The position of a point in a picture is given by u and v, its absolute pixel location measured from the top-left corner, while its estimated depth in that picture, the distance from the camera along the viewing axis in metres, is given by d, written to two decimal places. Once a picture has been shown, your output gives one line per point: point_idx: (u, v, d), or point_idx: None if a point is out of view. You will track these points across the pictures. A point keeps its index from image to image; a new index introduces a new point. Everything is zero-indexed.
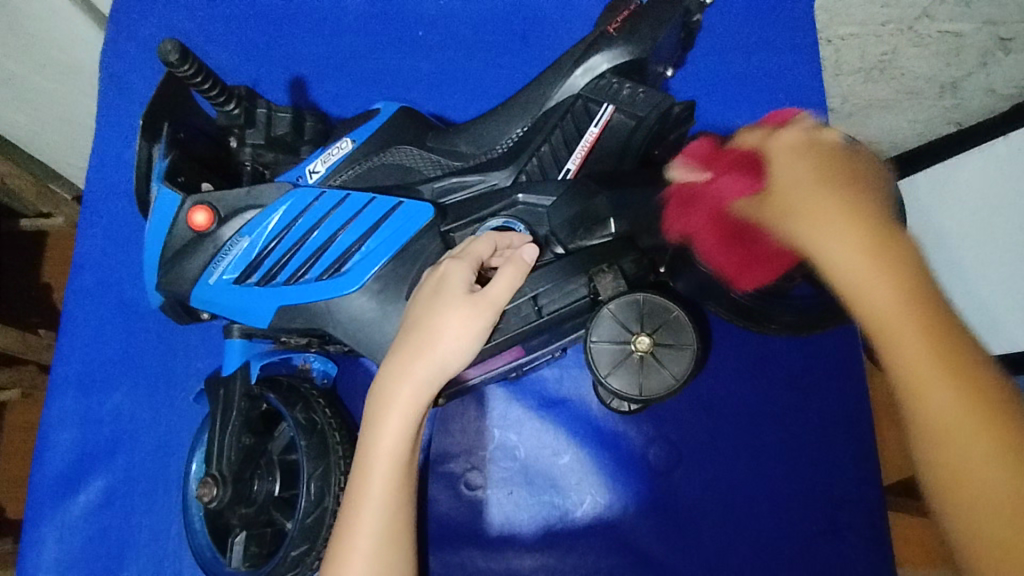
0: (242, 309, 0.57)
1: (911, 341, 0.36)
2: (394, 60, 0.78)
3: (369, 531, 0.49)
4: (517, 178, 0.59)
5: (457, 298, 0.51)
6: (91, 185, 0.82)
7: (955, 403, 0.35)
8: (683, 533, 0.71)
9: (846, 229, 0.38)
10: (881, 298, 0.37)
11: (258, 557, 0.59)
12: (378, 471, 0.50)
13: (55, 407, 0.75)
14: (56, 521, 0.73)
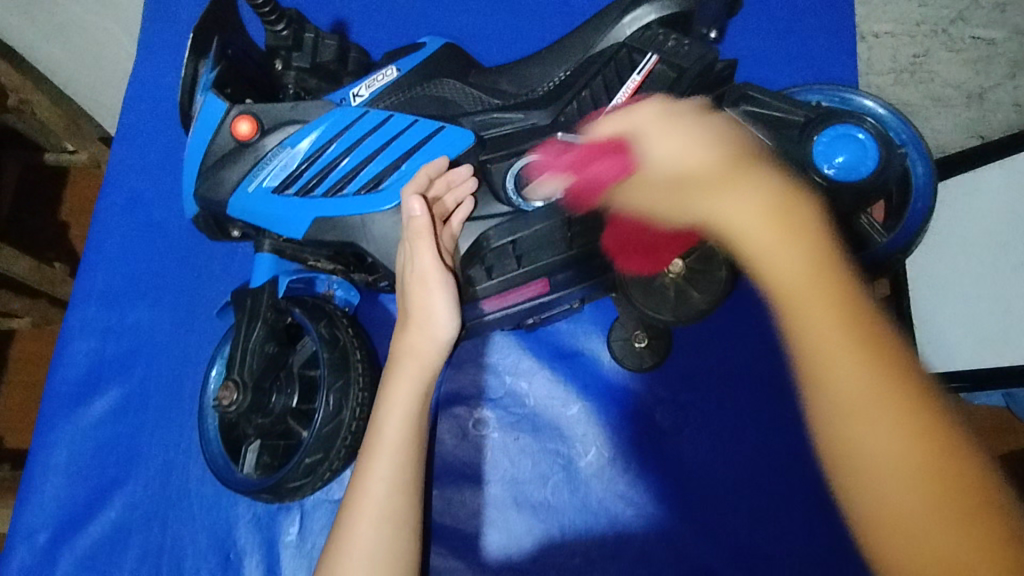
0: (278, 220, 0.58)
1: (828, 326, 0.40)
2: (435, 12, 0.79)
3: (382, 482, 0.53)
4: (556, 120, 0.60)
5: (431, 279, 0.54)
6: (129, 110, 0.84)
7: (874, 384, 0.39)
8: (684, 493, 0.72)
9: (750, 193, 0.44)
10: (742, 204, 0.44)
11: (269, 466, 0.61)
12: (392, 421, 0.54)
13: (76, 316, 0.77)
14: (70, 425, 0.74)
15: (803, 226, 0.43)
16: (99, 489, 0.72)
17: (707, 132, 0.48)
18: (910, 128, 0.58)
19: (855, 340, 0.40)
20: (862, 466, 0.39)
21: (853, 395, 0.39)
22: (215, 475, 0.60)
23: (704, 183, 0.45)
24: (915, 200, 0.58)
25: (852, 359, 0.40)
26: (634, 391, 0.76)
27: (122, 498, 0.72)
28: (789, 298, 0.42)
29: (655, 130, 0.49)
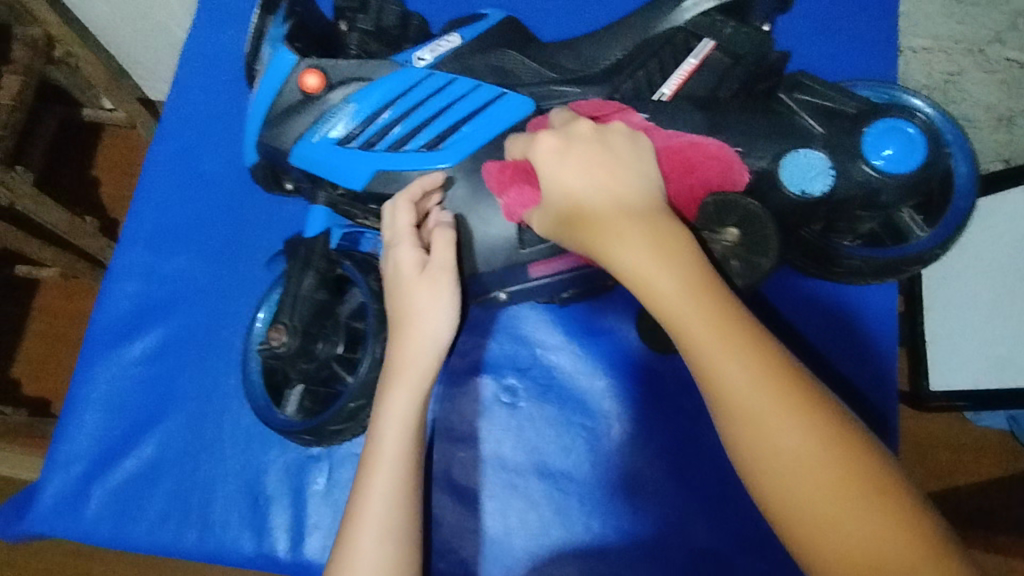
0: (338, 170, 0.59)
1: (728, 362, 0.41)
2: None
3: (380, 498, 0.54)
4: (610, 97, 0.62)
5: (416, 278, 0.58)
6: (182, 60, 0.86)
7: (752, 378, 0.41)
8: (699, 476, 0.74)
9: (636, 223, 0.46)
10: (633, 258, 0.46)
11: (310, 411, 0.63)
12: (391, 436, 0.56)
13: (122, 257, 0.79)
14: (111, 362, 0.76)
15: (693, 270, 0.44)
16: (132, 425, 0.74)
17: (609, 167, 0.50)
18: (956, 128, 0.58)
19: (754, 362, 0.41)
20: (770, 460, 0.40)
21: (763, 405, 0.40)
22: (257, 414, 0.63)
23: (582, 226, 0.49)
24: (956, 200, 0.59)
25: (740, 376, 0.41)
26: (658, 373, 0.77)
27: (156, 436, 0.74)
28: (690, 342, 0.42)
29: (572, 177, 0.50)
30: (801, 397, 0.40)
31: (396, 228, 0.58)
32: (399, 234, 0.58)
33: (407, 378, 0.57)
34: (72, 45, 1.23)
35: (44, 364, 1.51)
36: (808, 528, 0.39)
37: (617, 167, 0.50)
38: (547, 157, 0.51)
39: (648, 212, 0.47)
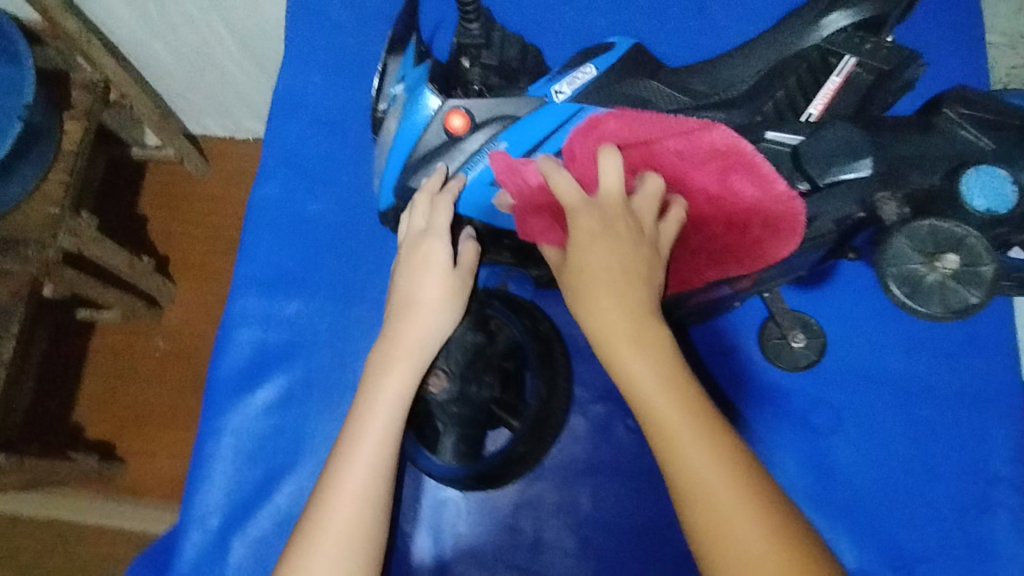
0: (498, 210, 0.62)
1: (692, 444, 0.46)
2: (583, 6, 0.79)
3: (365, 466, 0.55)
4: (753, 119, 0.61)
5: (442, 273, 0.61)
6: (275, 103, 0.85)
7: (711, 455, 0.46)
8: (834, 488, 0.74)
9: (617, 295, 0.50)
10: (634, 366, 0.49)
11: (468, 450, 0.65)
12: (383, 408, 0.57)
13: (238, 305, 0.79)
14: (238, 412, 0.76)
15: (676, 377, 0.48)
16: (267, 473, 0.75)
17: (626, 256, 0.51)
18: None
19: (725, 469, 0.46)
20: (722, 539, 0.45)
21: (724, 511, 0.45)
22: (414, 460, 0.65)
23: (604, 322, 0.50)
24: None
25: (704, 456, 0.46)
26: (785, 390, 0.77)
27: (291, 483, 0.74)
28: (669, 453, 0.46)
29: (585, 269, 0.52)
30: (749, 480, 0.46)
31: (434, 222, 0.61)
32: (436, 225, 0.61)
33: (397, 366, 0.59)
34: (127, 86, 1.26)
35: (106, 406, 1.45)
36: None
37: (626, 256, 0.51)
38: (586, 247, 0.52)
39: (635, 290, 0.51)
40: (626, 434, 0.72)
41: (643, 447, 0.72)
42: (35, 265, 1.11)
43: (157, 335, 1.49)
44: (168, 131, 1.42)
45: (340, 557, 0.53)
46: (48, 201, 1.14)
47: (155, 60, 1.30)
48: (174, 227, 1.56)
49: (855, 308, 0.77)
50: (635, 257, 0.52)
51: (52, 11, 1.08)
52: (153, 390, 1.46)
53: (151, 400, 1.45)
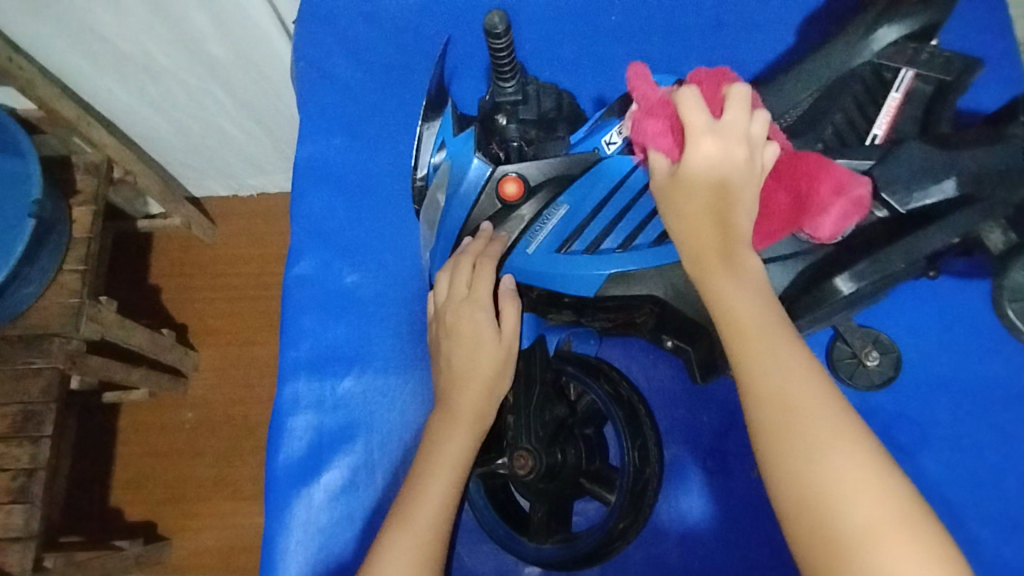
0: (566, 278, 0.57)
1: (835, 455, 0.40)
2: (604, 44, 0.77)
3: (420, 535, 0.52)
4: (817, 147, 0.59)
5: (494, 343, 0.58)
6: (299, 177, 0.84)
7: (857, 467, 0.40)
8: (939, 507, 0.70)
9: (728, 257, 0.46)
10: (754, 366, 0.44)
11: (558, 532, 0.60)
12: (440, 474, 0.55)
13: (288, 391, 0.77)
14: (303, 502, 0.74)
15: (787, 338, 0.44)
16: (339, 564, 0.72)
17: (720, 184, 0.48)
18: None
19: (835, 441, 0.41)
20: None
21: (834, 496, 0.40)
22: (505, 546, 0.61)
23: (702, 258, 0.48)
24: None
25: (848, 471, 0.40)
26: (867, 409, 0.73)
27: None
28: (774, 420, 0.42)
29: (677, 193, 0.49)
30: (905, 504, 0.39)
31: (477, 290, 0.57)
32: (477, 295, 0.57)
33: (459, 434, 0.56)
34: (131, 162, 1.15)
35: (142, 487, 1.30)
36: None
37: (725, 195, 0.48)
38: (686, 176, 0.49)
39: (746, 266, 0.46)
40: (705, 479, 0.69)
41: (722, 493, 0.68)
42: (60, 358, 1.03)
43: (186, 407, 1.33)
44: (174, 201, 1.26)
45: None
46: (66, 291, 1.05)
47: (157, 135, 1.19)
48: (190, 293, 1.37)
49: (920, 313, 0.75)
50: (733, 195, 0.48)
51: (45, 100, 0.99)
52: (192, 463, 1.30)
53: (191, 472, 1.30)
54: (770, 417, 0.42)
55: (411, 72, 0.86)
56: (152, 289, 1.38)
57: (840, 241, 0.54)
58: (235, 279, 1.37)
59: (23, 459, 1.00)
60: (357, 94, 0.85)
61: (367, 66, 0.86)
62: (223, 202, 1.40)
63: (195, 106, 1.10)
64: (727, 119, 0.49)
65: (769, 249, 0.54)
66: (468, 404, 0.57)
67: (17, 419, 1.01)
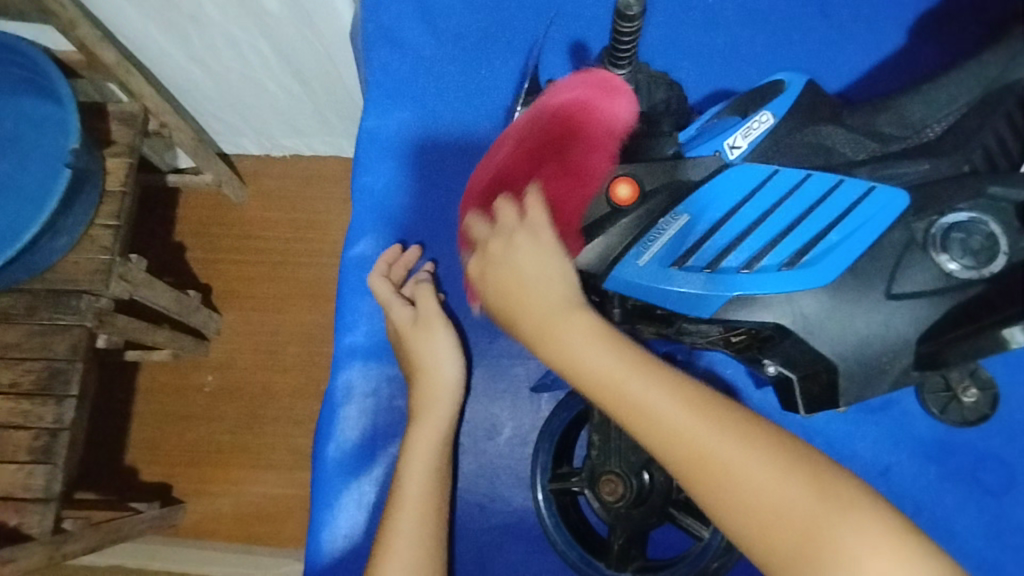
0: (678, 297, 0.51)
1: (724, 449, 0.47)
2: (709, 28, 0.70)
3: (409, 542, 0.59)
4: (964, 169, 0.53)
5: (411, 327, 0.67)
6: (359, 148, 0.78)
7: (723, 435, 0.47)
8: (1015, 554, 0.67)
9: (580, 319, 0.51)
10: (645, 396, 0.48)
11: (639, 560, 0.58)
12: (417, 484, 0.62)
13: (342, 377, 0.73)
14: (351, 494, 0.70)
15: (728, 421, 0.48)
16: None
17: (556, 269, 0.54)
18: None
19: (756, 458, 0.47)
20: (767, 518, 0.46)
21: (771, 496, 0.47)
22: (578, 568, 0.58)
23: (560, 328, 0.52)
24: None
25: (735, 446, 0.47)
26: (950, 446, 0.69)
27: None
28: (736, 489, 0.46)
29: (557, 332, 0.51)
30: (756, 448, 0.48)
31: (386, 296, 0.69)
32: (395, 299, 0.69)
33: (428, 421, 0.64)
34: (168, 114, 1.06)
35: (159, 447, 1.26)
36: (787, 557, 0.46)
37: (569, 315, 0.52)
38: (501, 264, 0.55)
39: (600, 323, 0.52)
40: None
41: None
42: (89, 317, 0.97)
43: (207, 369, 1.28)
44: (206, 157, 1.17)
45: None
46: (96, 247, 0.98)
47: (196, 88, 1.12)
48: (216, 253, 1.32)
49: (1022, 349, 0.70)
50: (553, 281, 0.53)
51: (86, 43, 0.91)
52: (210, 429, 1.26)
53: (208, 437, 1.26)
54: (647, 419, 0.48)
55: (489, 45, 0.79)
56: (177, 246, 1.32)
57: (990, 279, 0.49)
58: (257, 240, 1.32)
59: (47, 418, 0.94)
60: (428, 63, 0.79)
61: (441, 33, 0.80)
62: (256, 161, 1.33)
63: (238, 59, 1.02)
64: (524, 213, 0.56)
65: (914, 282, 0.49)
66: (422, 388, 0.66)
67: (42, 375, 0.95)
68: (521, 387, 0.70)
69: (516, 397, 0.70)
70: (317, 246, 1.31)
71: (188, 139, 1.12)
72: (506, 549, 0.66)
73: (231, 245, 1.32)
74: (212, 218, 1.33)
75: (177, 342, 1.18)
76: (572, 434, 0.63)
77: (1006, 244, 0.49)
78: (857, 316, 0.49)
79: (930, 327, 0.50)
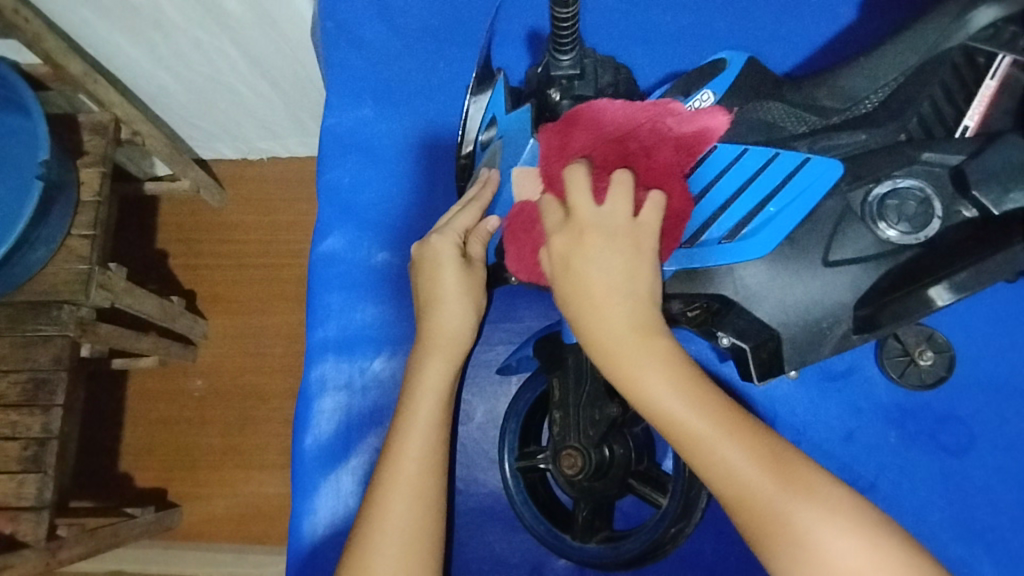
0: None
1: (674, 399, 0.47)
2: (658, 12, 0.71)
3: (430, 475, 0.57)
4: (900, 138, 0.55)
5: (455, 267, 0.61)
6: (324, 144, 0.79)
7: (674, 384, 0.48)
8: (978, 510, 0.68)
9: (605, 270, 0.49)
10: (611, 327, 0.49)
11: (603, 531, 0.60)
12: (433, 414, 0.59)
13: (316, 372, 0.74)
14: (329, 484, 0.72)
15: (701, 386, 0.48)
16: None
17: (620, 264, 0.49)
18: None
19: (700, 415, 0.47)
20: (721, 470, 0.47)
21: (717, 462, 0.47)
22: (546, 543, 0.60)
23: (630, 327, 0.49)
24: None
25: (691, 405, 0.47)
26: (914, 409, 0.71)
27: None
28: (683, 445, 0.47)
29: (590, 315, 0.49)
30: (711, 403, 0.48)
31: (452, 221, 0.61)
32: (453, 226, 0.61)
33: (434, 362, 0.60)
34: (139, 122, 1.07)
35: (153, 452, 1.28)
36: (753, 519, 0.46)
37: (624, 311, 0.49)
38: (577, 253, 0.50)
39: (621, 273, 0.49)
40: None
41: None
42: (71, 327, 0.97)
43: (195, 374, 1.29)
44: (182, 162, 1.18)
45: (400, 555, 0.54)
46: (74, 257, 0.99)
47: (166, 94, 1.12)
48: (199, 258, 1.33)
49: (979, 311, 0.72)
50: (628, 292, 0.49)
51: (52, 55, 0.91)
52: (201, 432, 1.27)
53: (200, 439, 1.27)
54: (612, 348, 0.49)
55: (445, 37, 0.80)
56: (160, 253, 1.33)
57: (923, 242, 0.51)
58: (238, 243, 1.32)
59: (35, 429, 0.95)
60: (387, 57, 0.80)
61: (399, 27, 0.81)
62: (233, 165, 1.34)
63: (204, 63, 1.02)
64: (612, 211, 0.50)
65: (851, 249, 0.52)
66: (439, 323, 0.61)
67: (27, 387, 0.96)
68: (488, 372, 0.71)
69: (486, 381, 0.71)
70: (298, 246, 1.31)
71: (161, 146, 1.12)
72: (482, 529, 0.68)
73: (212, 248, 1.33)
74: (192, 223, 1.34)
75: (162, 348, 1.19)
76: (538, 414, 0.65)
77: (938, 209, 0.51)
78: (794, 286, 0.52)
79: (867, 292, 0.52)
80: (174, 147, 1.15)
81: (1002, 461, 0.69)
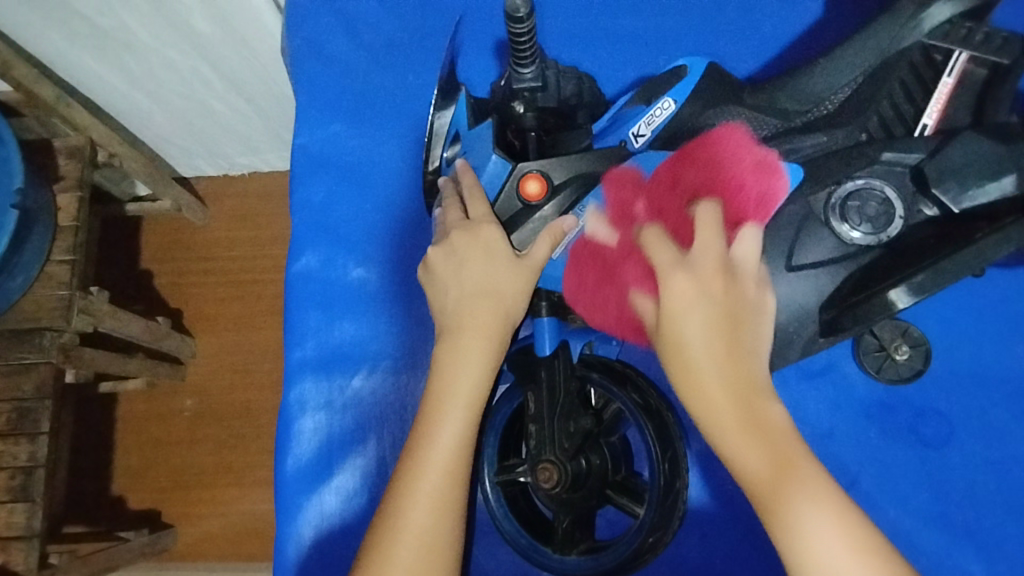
0: (597, 287, 0.56)
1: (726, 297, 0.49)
2: (620, 19, 0.71)
3: (451, 479, 0.53)
4: (860, 138, 0.55)
5: (506, 257, 0.55)
6: (296, 162, 0.79)
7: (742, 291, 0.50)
8: (959, 500, 0.68)
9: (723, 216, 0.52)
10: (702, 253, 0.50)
11: (584, 541, 0.60)
12: (460, 412, 0.54)
13: (295, 392, 0.74)
14: (312, 504, 0.72)
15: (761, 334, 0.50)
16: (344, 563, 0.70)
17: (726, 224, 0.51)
18: None
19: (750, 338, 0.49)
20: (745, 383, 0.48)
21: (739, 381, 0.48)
22: (528, 557, 0.60)
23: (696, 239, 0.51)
24: None
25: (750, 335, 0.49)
26: (893, 403, 0.71)
27: None
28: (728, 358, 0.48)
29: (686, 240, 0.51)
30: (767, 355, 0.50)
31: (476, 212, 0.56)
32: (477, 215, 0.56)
33: (477, 350, 0.54)
34: (117, 144, 1.06)
35: (145, 474, 1.27)
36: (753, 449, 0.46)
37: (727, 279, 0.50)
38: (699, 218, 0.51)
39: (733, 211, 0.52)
40: (729, 476, 0.65)
41: (749, 493, 0.64)
42: (54, 353, 0.97)
43: (185, 393, 1.28)
44: (162, 182, 1.17)
45: (416, 564, 0.50)
46: (55, 283, 0.98)
47: (142, 115, 1.12)
48: (183, 277, 1.32)
49: (953, 303, 0.72)
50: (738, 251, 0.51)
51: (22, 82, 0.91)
52: (193, 451, 1.27)
53: (192, 459, 1.27)
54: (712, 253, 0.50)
55: (413, 50, 0.80)
56: (144, 273, 1.33)
57: (884, 243, 0.52)
58: (222, 260, 1.32)
59: (21, 458, 0.94)
60: (356, 72, 0.80)
61: (368, 41, 0.81)
62: (213, 182, 1.33)
63: (178, 84, 1.02)
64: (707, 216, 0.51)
65: (814, 253, 0.53)
66: (482, 308, 0.54)
67: (12, 416, 0.95)
68: None
69: None
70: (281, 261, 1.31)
71: (139, 167, 1.11)
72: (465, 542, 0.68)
73: (196, 266, 1.32)
74: (175, 242, 1.34)
75: (149, 370, 1.18)
76: (516, 427, 0.65)
77: (899, 207, 0.52)
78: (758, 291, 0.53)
79: (833, 294, 0.53)
80: (153, 167, 1.15)
81: (980, 452, 0.69)
